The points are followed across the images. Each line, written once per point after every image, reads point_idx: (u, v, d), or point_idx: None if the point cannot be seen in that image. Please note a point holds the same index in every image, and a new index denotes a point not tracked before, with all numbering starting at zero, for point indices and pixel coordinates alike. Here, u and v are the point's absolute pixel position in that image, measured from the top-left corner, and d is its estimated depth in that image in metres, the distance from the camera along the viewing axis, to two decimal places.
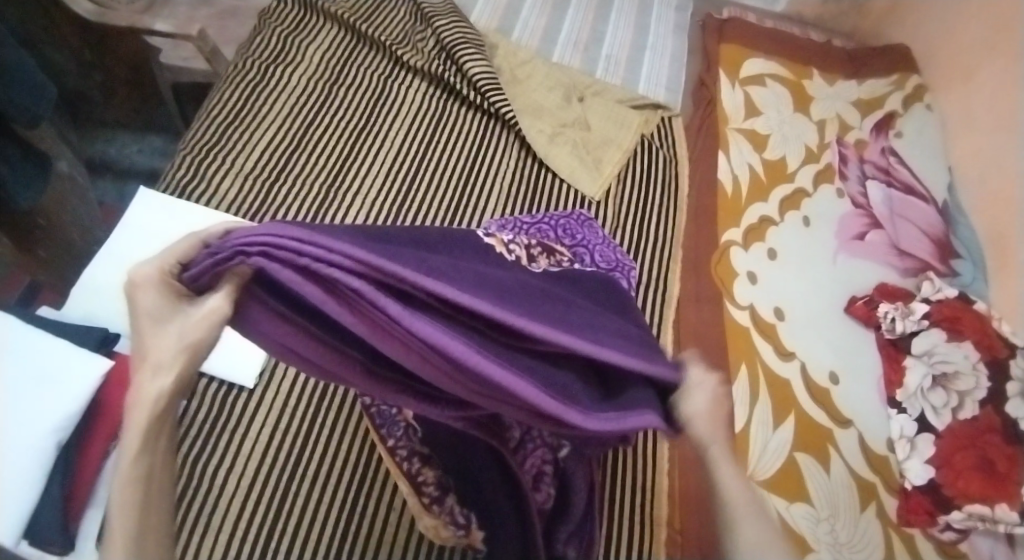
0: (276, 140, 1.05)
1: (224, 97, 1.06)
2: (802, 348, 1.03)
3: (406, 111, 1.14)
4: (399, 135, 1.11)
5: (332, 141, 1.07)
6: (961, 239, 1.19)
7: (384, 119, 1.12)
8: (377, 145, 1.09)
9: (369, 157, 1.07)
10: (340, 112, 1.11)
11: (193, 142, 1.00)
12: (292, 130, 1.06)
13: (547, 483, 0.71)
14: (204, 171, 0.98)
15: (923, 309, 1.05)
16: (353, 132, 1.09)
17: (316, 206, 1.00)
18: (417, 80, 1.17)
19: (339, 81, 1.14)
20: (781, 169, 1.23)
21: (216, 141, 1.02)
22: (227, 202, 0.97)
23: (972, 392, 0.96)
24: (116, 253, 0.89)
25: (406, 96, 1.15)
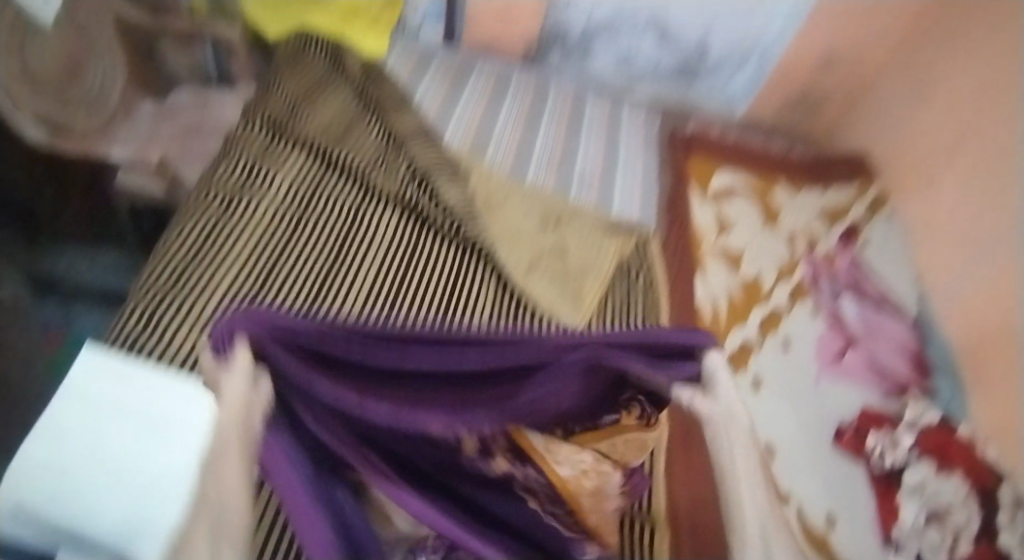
0: (238, 279, 1.00)
1: (181, 238, 1.03)
2: (794, 486, 0.99)
3: (376, 243, 1.10)
4: (368, 270, 1.07)
5: (298, 279, 1.03)
6: (936, 354, 1.21)
7: (353, 252, 1.08)
8: (347, 281, 1.04)
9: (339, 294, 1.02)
10: (306, 246, 1.07)
11: (147, 290, 0.97)
12: (256, 269, 1.02)
13: None
14: (156, 322, 0.94)
15: (910, 439, 1.04)
16: (321, 268, 1.05)
17: None
18: (389, 207, 1.15)
19: (306, 211, 1.11)
20: (757, 288, 1.24)
21: (172, 287, 0.98)
22: (183, 357, 0.93)
23: (965, 528, 0.95)
24: (54, 428, 0.82)
25: (377, 226, 1.12)
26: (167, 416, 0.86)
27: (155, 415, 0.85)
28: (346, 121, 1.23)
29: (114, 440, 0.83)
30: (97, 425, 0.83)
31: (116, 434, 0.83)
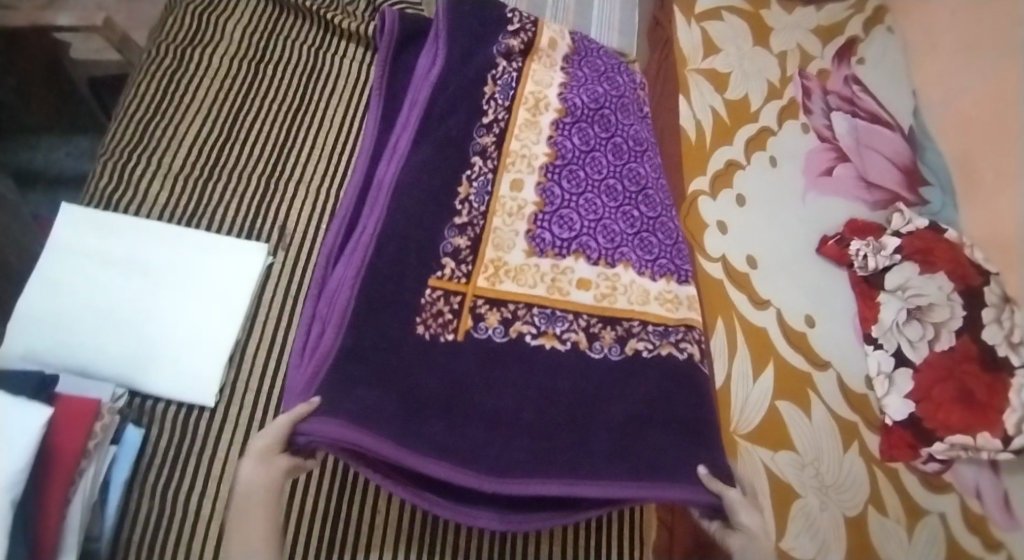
0: (203, 132, 0.98)
1: (140, 92, 0.99)
2: (775, 294, 1.01)
3: (343, 83, 1.06)
4: (333, 110, 1.03)
5: (266, 125, 1.00)
6: (928, 165, 1.18)
7: (319, 94, 1.05)
8: (316, 126, 1.02)
9: (310, 138, 1.00)
10: (271, 94, 1.03)
11: (114, 143, 0.94)
12: (221, 118, 0.99)
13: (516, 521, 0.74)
14: (128, 177, 0.92)
15: (895, 243, 1.03)
16: (287, 113, 1.02)
17: (256, 201, 0.93)
18: (352, 47, 1.10)
19: (266, 57, 1.06)
20: (744, 108, 1.19)
21: (138, 140, 0.95)
22: (157, 208, 0.91)
23: (947, 322, 0.96)
24: (43, 283, 0.85)
25: (342, 68, 1.08)
26: (153, 261, 0.87)
27: (137, 261, 0.87)
28: None
29: (104, 289, 0.85)
30: (89, 278, 0.86)
31: (108, 286, 0.86)
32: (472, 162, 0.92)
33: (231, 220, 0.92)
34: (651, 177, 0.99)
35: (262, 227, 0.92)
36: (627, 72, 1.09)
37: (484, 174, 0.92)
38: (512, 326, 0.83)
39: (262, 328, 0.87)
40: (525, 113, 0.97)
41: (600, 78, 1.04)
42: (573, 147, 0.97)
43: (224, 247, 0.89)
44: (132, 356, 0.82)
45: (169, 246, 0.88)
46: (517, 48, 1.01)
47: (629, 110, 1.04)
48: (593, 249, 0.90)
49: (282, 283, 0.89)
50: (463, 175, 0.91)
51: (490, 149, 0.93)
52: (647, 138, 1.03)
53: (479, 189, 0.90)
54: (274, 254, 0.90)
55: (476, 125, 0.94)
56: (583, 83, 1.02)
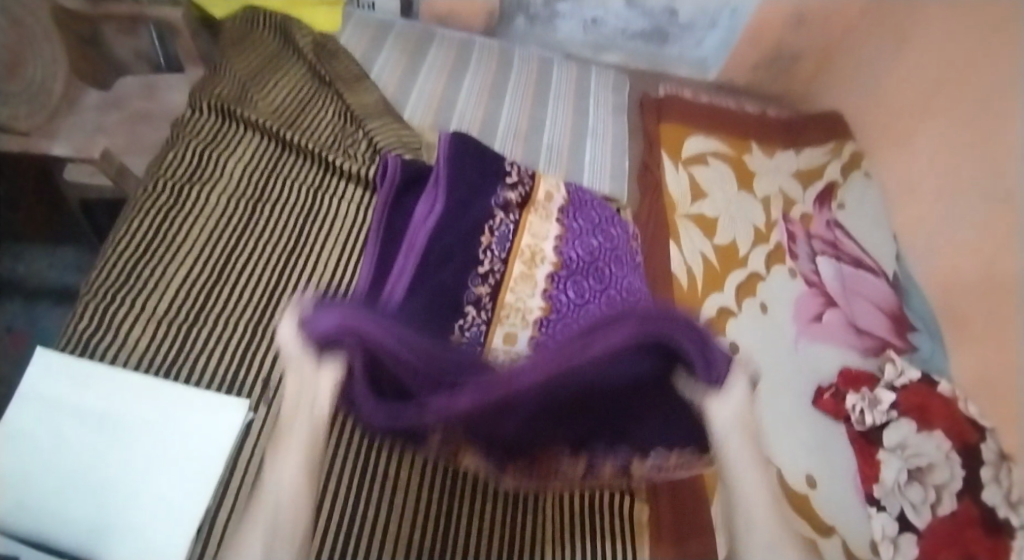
0: (193, 273, 0.96)
1: (132, 229, 0.97)
2: (776, 452, 0.99)
3: (339, 225, 1.06)
4: (328, 253, 1.02)
5: (257, 267, 0.99)
6: (914, 311, 1.20)
7: (314, 235, 1.04)
8: (308, 268, 1.00)
9: (302, 282, 0.99)
10: (265, 234, 1.02)
11: (99, 283, 0.92)
12: (212, 258, 0.98)
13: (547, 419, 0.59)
14: (111, 320, 0.89)
15: (890, 398, 1.02)
16: (280, 255, 1.01)
17: (242, 349, 0.90)
18: (350, 188, 1.10)
19: (262, 196, 1.06)
20: (733, 252, 1.22)
21: (124, 282, 0.93)
22: (137, 355, 0.88)
23: (948, 484, 0.94)
24: (8, 436, 0.80)
25: (339, 208, 1.07)
26: (126, 417, 0.82)
27: (110, 415, 0.82)
28: (300, 100, 1.19)
29: (73, 445, 0.80)
30: (59, 431, 0.81)
31: (78, 441, 0.80)
32: (465, 312, 0.92)
33: (214, 369, 0.88)
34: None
35: (246, 377, 0.89)
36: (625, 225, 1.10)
37: (477, 324, 0.92)
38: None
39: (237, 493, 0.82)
40: (521, 265, 0.97)
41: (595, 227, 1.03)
42: (568, 299, 0.95)
43: (203, 401, 0.83)
44: (96, 521, 0.76)
45: (143, 400, 0.83)
46: (515, 203, 1.02)
47: (626, 256, 1.02)
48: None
49: (264, 440, 0.85)
50: (454, 331, 0.89)
51: (485, 300, 0.94)
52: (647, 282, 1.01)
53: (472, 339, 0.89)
54: (256, 409, 0.87)
55: (471, 276, 0.95)
56: (579, 233, 1.01)
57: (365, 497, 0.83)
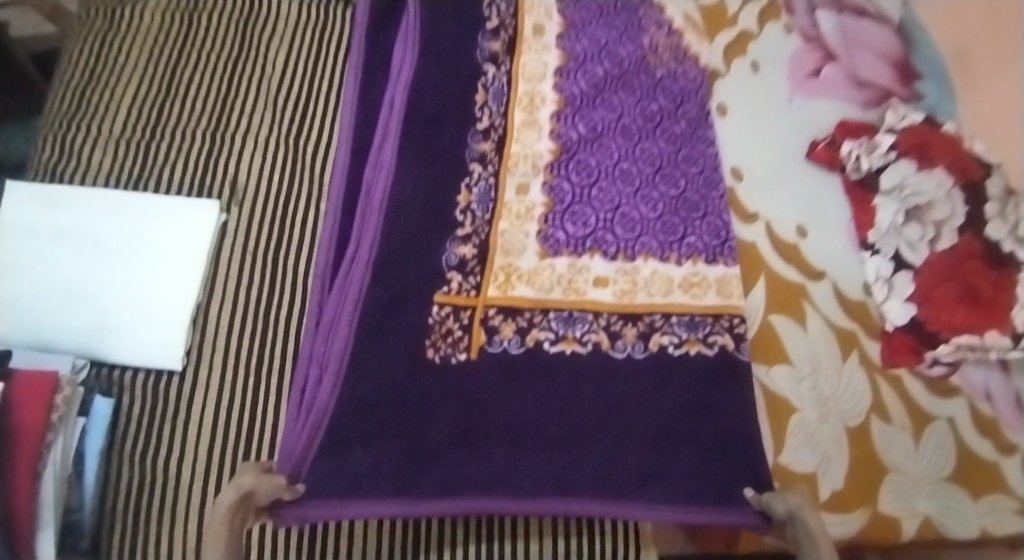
0: (142, 90, 0.92)
1: (76, 58, 0.94)
2: (763, 206, 0.96)
3: (283, 22, 1.00)
4: (276, 51, 0.98)
5: (203, 75, 0.94)
6: (921, 59, 1.10)
7: (258, 35, 0.98)
8: (254, 71, 0.95)
9: (251, 84, 0.94)
10: (206, 41, 0.97)
11: (51, 116, 0.89)
12: (158, 72, 0.94)
13: (555, 244, 0.86)
14: (69, 145, 0.87)
15: (889, 141, 0.98)
16: (226, 61, 0.96)
17: (203, 158, 0.89)
18: None
19: (197, 4, 1.00)
20: (719, 13, 1.11)
21: (75, 108, 0.90)
22: (103, 176, 0.86)
23: (949, 221, 0.93)
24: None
25: (279, 5, 1.01)
26: (102, 232, 0.83)
27: (86, 232, 0.83)
28: None
29: (58, 261, 0.82)
30: (37, 250, 0.82)
31: (65, 256, 0.82)
32: (471, 169, 0.89)
33: (179, 179, 0.87)
34: (667, 152, 0.92)
35: (213, 183, 0.88)
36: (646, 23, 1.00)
37: (485, 180, 0.89)
38: (528, 335, 0.82)
39: (224, 287, 0.84)
40: (521, 114, 0.91)
41: (606, 54, 0.97)
42: (580, 138, 0.91)
43: (176, 208, 0.85)
44: (97, 326, 0.80)
45: (117, 214, 0.84)
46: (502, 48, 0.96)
47: (631, 83, 0.95)
48: (613, 224, 0.87)
49: (240, 239, 0.86)
50: (461, 183, 0.88)
51: (489, 154, 0.90)
52: (694, 124, 0.94)
53: (482, 198, 0.88)
54: (228, 211, 0.87)
55: (471, 131, 0.91)
56: (585, 52, 0.97)
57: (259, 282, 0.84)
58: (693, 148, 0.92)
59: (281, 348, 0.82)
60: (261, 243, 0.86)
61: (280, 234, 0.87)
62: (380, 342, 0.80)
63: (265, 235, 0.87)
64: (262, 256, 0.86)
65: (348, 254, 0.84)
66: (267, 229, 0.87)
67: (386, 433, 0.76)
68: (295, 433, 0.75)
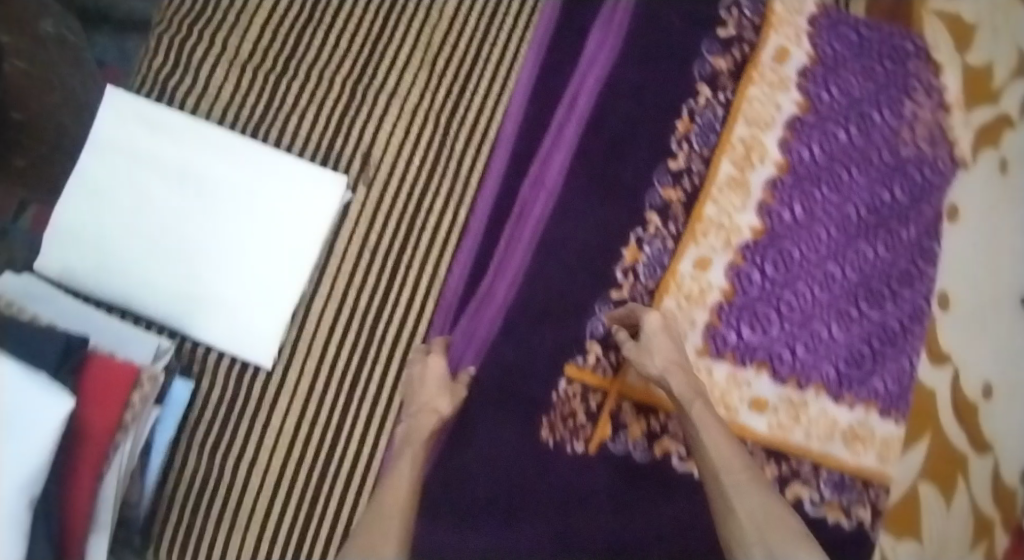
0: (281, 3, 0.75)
1: None
2: (959, 350, 0.82)
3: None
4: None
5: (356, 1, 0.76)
6: None
7: None
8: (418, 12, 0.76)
9: (410, 28, 0.76)
10: None
11: (170, 9, 0.75)
12: None
13: (720, 341, 0.72)
14: (188, 59, 0.74)
15: None
16: None
17: (337, 116, 0.73)
18: None
19: None
20: (984, 82, 0.85)
21: (202, 12, 0.75)
22: (221, 106, 0.73)
23: None
24: (86, 184, 0.70)
25: None
26: (210, 178, 0.70)
27: (191, 173, 0.70)
28: None
29: (154, 205, 0.70)
30: (132, 184, 0.70)
31: (162, 199, 0.70)
32: (647, 220, 0.73)
33: (305, 135, 0.73)
34: (883, 262, 0.74)
35: (342, 150, 0.73)
36: (914, 84, 0.77)
37: (660, 239, 0.73)
38: (657, 442, 0.70)
39: (332, 282, 0.72)
40: (730, 166, 0.74)
41: (856, 115, 0.75)
42: (791, 220, 0.73)
43: (293, 175, 0.71)
44: (184, 292, 0.69)
45: (228, 161, 0.70)
46: (729, 71, 0.75)
47: (871, 161, 0.75)
48: (797, 338, 0.73)
49: (359, 227, 0.73)
50: (632, 234, 0.73)
51: (674, 208, 0.73)
52: (925, 234, 0.76)
53: (652, 260, 0.73)
54: (353, 190, 0.73)
55: (659, 169, 0.74)
56: (832, 106, 0.75)
57: (372, 286, 0.72)
58: (916, 265, 0.75)
59: (381, 373, 0.71)
60: (382, 237, 0.73)
61: (405, 232, 0.73)
62: (492, 404, 0.70)
63: (388, 229, 0.73)
64: (382, 258, 0.72)
65: (482, 287, 0.71)
66: (391, 222, 0.73)
67: (479, 512, 0.68)
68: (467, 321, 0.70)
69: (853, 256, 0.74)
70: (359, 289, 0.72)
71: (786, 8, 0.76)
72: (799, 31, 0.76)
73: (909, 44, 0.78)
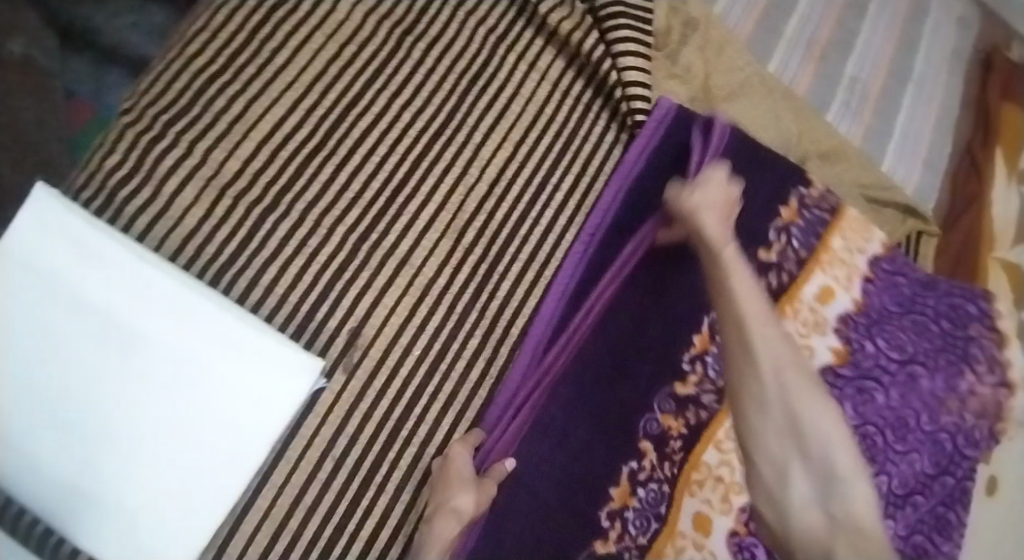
0: (290, 125, 0.61)
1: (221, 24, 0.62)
2: None
3: (516, 104, 0.68)
4: (492, 148, 0.66)
5: (382, 141, 0.63)
6: None
7: (475, 111, 0.66)
8: (452, 169, 0.64)
9: (438, 189, 0.63)
10: (407, 86, 0.65)
11: (146, 96, 0.59)
12: (320, 106, 0.63)
13: None
14: (152, 166, 0.58)
15: None
16: (420, 134, 0.64)
17: (326, 280, 0.58)
18: (550, 54, 0.71)
19: (419, 26, 0.68)
20: None
21: (187, 115, 0.60)
22: (183, 235, 0.57)
23: None
24: None
25: (524, 81, 0.69)
26: (145, 335, 0.54)
27: (123, 325, 0.54)
28: None
29: (65, 357, 0.53)
30: (41, 324, 0.53)
31: (77, 351, 0.53)
32: (642, 451, 0.60)
33: (281, 295, 0.57)
34: (899, 542, 0.60)
35: (323, 323, 0.58)
36: (974, 347, 0.65)
37: (656, 481, 0.59)
38: None
39: (272, 499, 0.54)
40: None
41: (902, 376, 0.63)
42: None
43: (256, 352, 0.55)
44: (74, 484, 0.52)
45: (177, 320, 0.54)
46: (761, 296, 0.64)
47: (913, 429, 0.62)
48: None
49: (325, 431, 0.56)
50: (625, 468, 0.59)
51: (674, 443, 0.60)
52: (945, 506, 0.63)
53: (645, 507, 0.58)
54: (329, 380, 0.57)
55: (659, 393, 0.62)
56: (875, 360, 0.63)
57: (324, 510, 0.55)
58: (932, 540, 0.61)
59: None
60: (352, 447, 0.56)
61: (382, 440, 0.57)
62: None
63: (363, 436, 0.57)
64: (345, 476, 0.56)
65: (505, 394, 0.57)
66: (369, 424, 0.57)
67: None
68: (495, 413, 0.57)
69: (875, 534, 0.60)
70: (306, 512, 0.55)
71: (846, 246, 0.68)
72: (851, 274, 0.66)
73: (973, 306, 0.67)
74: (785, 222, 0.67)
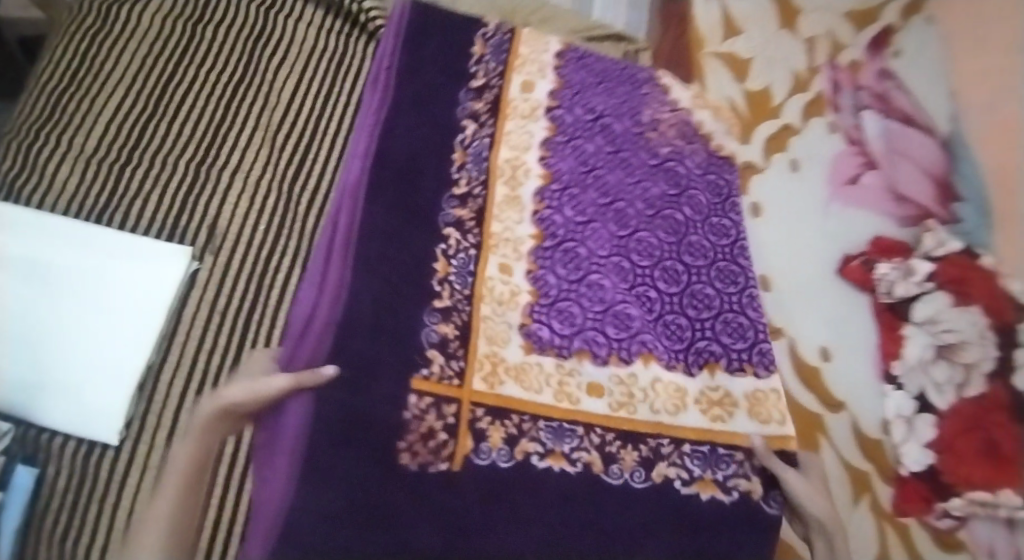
0: (126, 103, 0.83)
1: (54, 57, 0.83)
2: (790, 324, 0.94)
3: (294, 49, 0.91)
4: (282, 80, 0.89)
5: (198, 98, 0.85)
6: (963, 177, 1.04)
7: (263, 60, 0.90)
8: (258, 102, 0.87)
9: (249, 117, 0.85)
10: (207, 57, 0.88)
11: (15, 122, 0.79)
12: (144, 87, 0.84)
13: (537, 328, 0.78)
14: (32, 158, 0.77)
15: (926, 268, 0.93)
16: (225, 87, 0.87)
17: (181, 198, 0.78)
18: (309, 8, 0.95)
19: (203, 14, 0.91)
20: (765, 101, 1.06)
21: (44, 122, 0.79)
22: (67, 198, 0.76)
23: (978, 364, 0.88)
24: None
25: (294, 31, 0.93)
26: (53, 264, 0.72)
27: (37, 263, 0.72)
28: None
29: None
30: None
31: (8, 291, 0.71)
32: (447, 235, 0.80)
33: (152, 216, 0.77)
34: (666, 244, 0.86)
35: (189, 227, 0.78)
36: (649, 98, 0.97)
37: (463, 250, 0.79)
38: (518, 446, 0.72)
39: (183, 349, 0.73)
40: (504, 187, 0.84)
41: (598, 127, 0.91)
42: (564, 222, 0.84)
43: (139, 254, 0.74)
44: (29, 379, 0.68)
45: (72, 250, 0.73)
46: (483, 109, 0.88)
47: (632, 168, 0.90)
48: (605, 324, 0.80)
49: (210, 295, 0.76)
50: (438, 248, 0.78)
51: (467, 221, 0.81)
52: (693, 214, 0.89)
53: (460, 269, 0.78)
54: (202, 260, 0.77)
55: (447, 196, 0.82)
56: (574, 123, 0.91)
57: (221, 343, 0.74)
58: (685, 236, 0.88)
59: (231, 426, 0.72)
60: (232, 299, 0.76)
61: (253, 287, 0.77)
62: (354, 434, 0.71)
63: (239, 290, 0.76)
64: (233, 318, 0.75)
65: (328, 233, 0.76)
66: (242, 277, 0.77)
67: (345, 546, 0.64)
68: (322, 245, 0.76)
69: (632, 239, 0.86)
70: (210, 347, 0.74)
71: (532, 50, 0.94)
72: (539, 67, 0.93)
73: (642, 72, 0.99)
74: (478, 57, 0.91)
